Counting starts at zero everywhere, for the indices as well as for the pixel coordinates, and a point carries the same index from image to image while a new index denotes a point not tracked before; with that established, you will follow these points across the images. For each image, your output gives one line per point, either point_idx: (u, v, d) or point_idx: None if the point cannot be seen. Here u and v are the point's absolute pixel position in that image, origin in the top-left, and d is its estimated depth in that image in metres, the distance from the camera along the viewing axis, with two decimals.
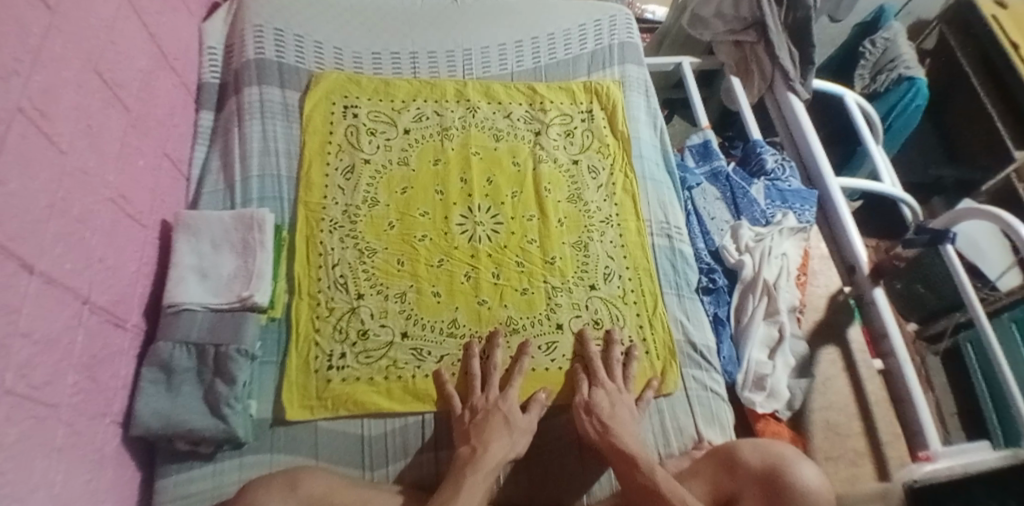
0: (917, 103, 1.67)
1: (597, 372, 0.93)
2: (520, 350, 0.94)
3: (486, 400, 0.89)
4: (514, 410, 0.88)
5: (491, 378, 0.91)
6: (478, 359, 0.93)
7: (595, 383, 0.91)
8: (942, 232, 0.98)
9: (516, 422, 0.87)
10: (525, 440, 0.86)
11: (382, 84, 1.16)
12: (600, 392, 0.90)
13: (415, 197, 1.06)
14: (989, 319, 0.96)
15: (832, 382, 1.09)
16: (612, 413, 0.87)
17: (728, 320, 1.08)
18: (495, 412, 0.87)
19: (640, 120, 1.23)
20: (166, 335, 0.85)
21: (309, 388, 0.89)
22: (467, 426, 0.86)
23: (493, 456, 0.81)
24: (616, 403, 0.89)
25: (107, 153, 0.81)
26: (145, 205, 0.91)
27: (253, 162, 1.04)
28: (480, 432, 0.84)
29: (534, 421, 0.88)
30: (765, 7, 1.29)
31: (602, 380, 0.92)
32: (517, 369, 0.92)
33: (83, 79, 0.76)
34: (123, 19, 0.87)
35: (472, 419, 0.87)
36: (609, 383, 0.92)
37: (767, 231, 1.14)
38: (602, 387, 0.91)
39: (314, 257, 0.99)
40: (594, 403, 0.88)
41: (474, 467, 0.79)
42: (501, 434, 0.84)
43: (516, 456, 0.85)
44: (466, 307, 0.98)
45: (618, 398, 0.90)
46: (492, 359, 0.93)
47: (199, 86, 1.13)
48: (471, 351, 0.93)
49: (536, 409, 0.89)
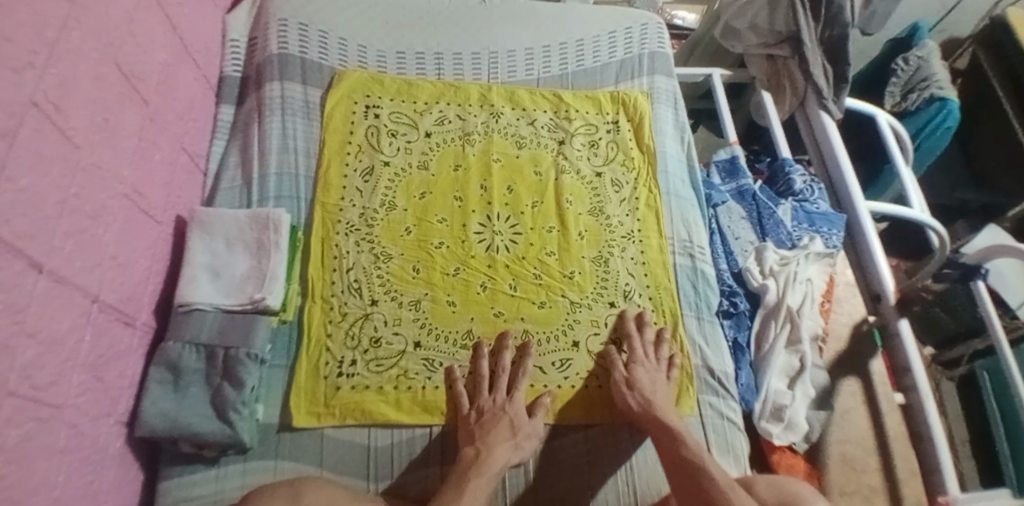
0: (947, 125, 1.64)
1: (634, 349, 0.94)
2: (523, 351, 0.94)
3: (493, 402, 0.88)
4: (519, 413, 0.88)
5: (499, 380, 0.90)
6: (487, 360, 0.92)
7: (631, 361, 0.93)
8: (974, 268, 0.97)
9: (522, 427, 0.86)
10: (529, 445, 0.86)
11: (405, 84, 1.13)
12: (639, 370, 0.92)
13: (434, 202, 1.04)
14: (1007, 347, 0.96)
15: (850, 415, 1.05)
16: (654, 389, 0.89)
17: (748, 346, 1.05)
18: (502, 415, 0.86)
19: (667, 134, 1.19)
20: (176, 334, 0.84)
21: (317, 395, 0.88)
22: (472, 426, 0.86)
23: (497, 461, 0.80)
24: (656, 381, 0.91)
25: (123, 148, 0.79)
26: (160, 201, 0.89)
27: (271, 160, 1.02)
28: (485, 434, 0.84)
29: (540, 426, 0.88)
30: (801, 21, 1.25)
31: (639, 356, 0.93)
32: (518, 370, 0.92)
33: (100, 71, 0.75)
34: (146, 10, 0.85)
35: (478, 419, 0.87)
36: (644, 360, 0.93)
37: (792, 255, 1.11)
38: (641, 364, 0.93)
39: (328, 260, 0.97)
40: (635, 380, 0.90)
41: (478, 470, 0.79)
42: (504, 437, 0.84)
43: (519, 459, 0.84)
44: (481, 320, 0.96)
45: (656, 375, 0.92)
46: (501, 359, 0.92)
47: (219, 80, 1.11)
48: (480, 351, 0.92)
49: (541, 414, 0.89)
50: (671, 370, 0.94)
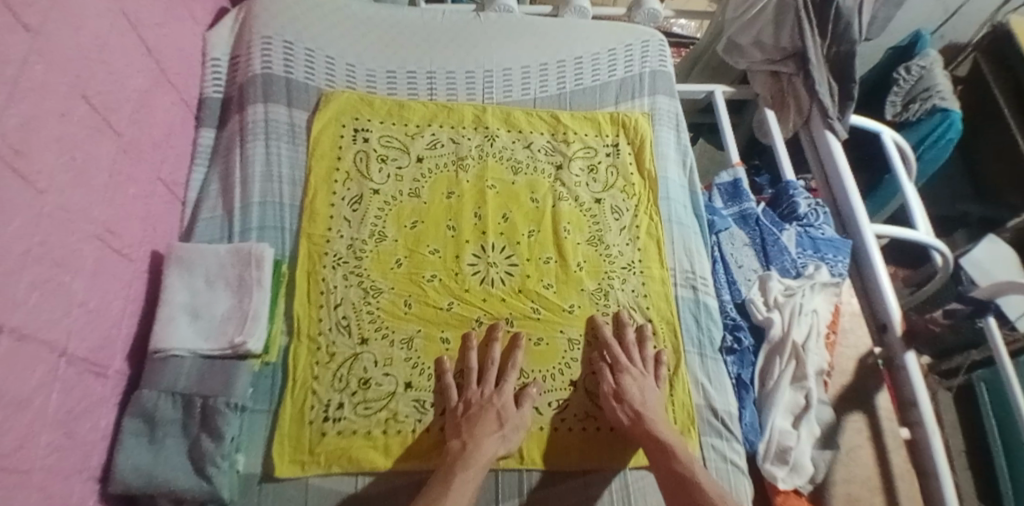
0: (950, 137, 1.61)
1: (618, 356, 0.92)
2: (512, 344, 0.92)
3: (481, 394, 0.87)
4: (508, 405, 0.86)
5: (487, 373, 0.89)
6: (476, 351, 0.91)
7: (620, 370, 0.90)
8: (984, 305, 0.95)
9: (509, 418, 0.85)
10: (517, 436, 0.85)
11: (396, 106, 1.08)
12: (627, 379, 0.89)
13: (426, 232, 1.00)
14: (1008, 359, 0.93)
15: (855, 453, 1.02)
16: (644, 400, 0.87)
17: (751, 383, 1.00)
18: (489, 407, 0.85)
19: (670, 158, 1.15)
20: (152, 382, 0.79)
21: (302, 441, 0.83)
22: (459, 419, 0.85)
23: (484, 452, 0.80)
24: (644, 389, 0.89)
25: (93, 186, 0.74)
26: (135, 237, 0.84)
27: (255, 188, 0.97)
28: (472, 427, 0.83)
29: (527, 417, 0.86)
30: (808, 38, 1.21)
31: (625, 365, 0.91)
32: (508, 364, 0.90)
33: (67, 106, 0.69)
34: (118, 33, 0.80)
35: (465, 412, 0.86)
36: (634, 368, 0.91)
37: (797, 285, 1.07)
38: (629, 373, 0.90)
39: (315, 296, 0.92)
40: (624, 391, 0.88)
41: (464, 463, 0.79)
42: (491, 429, 0.83)
43: (507, 451, 0.83)
44: (471, 332, 0.94)
45: (646, 383, 0.90)
46: (491, 353, 0.91)
47: (199, 101, 1.05)
48: (468, 343, 0.91)
49: (527, 405, 0.87)
50: (658, 372, 0.93)
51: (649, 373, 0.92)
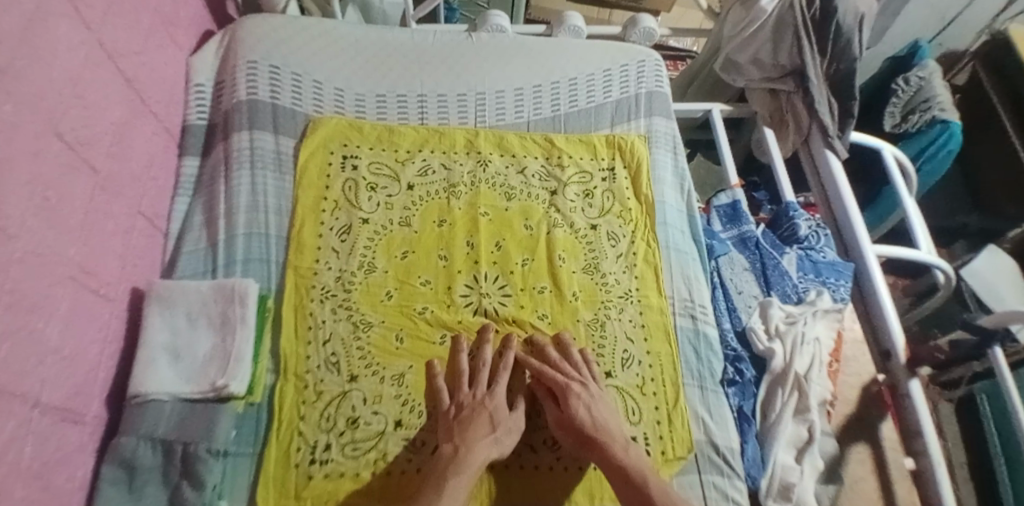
0: (950, 148, 1.57)
1: (560, 379, 0.87)
2: (503, 346, 0.91)
3: (473, 397, 0.86)
4: (499, 409, 0.85)
5: (479, 375, 0.88)
6: (466, 355, 0.89)
7: (565, 392, 0.85)
8: (992, 333, 0.93)
9: (502, 422, 0.84)
10: (509, 439, 0.83)
11: (386, 131, 1.06)
12: (575, 401, 0.85)
13: (417, 263, 0.97)
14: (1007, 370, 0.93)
15: (860, 485, 0.98)
16: (594, 420, 0.83)
17: (754, 415, 0.97)
18: (482, 409, 0.84)
19: (667, 183, 1.12)
20: (130, 428, 0.76)
21: (288, 486, 0.79)
22: (451, 422, 0.83)
23: (476, 456, 0.78)
24: (594, 409, 0.84)
25: (67, 226, 0.71)
26: (113, 276, 0.81)
27: (239, 219, 0.94)
28: (464, 430, 0.81)
29: (520, 420, 0.85)
30: (806, 55, 1.19)
31: (579, 387, 0.86)
32: (501, 365, 0.89)
33: (39, 145, 0.67)
34: (93, 65, 0.77)
35: (457, 415, 0.83)
36: (578, 385, 0.86)
37: (799, 313, 1.04)
38: (580, 394, 0.85)
39: (302, 331, 0.89)
40: (572, 416, 0.84)
41: (457, 469, 0.76)
42: (484, 433, 0.81)
43: (501, 455, 0.82)
44: (463, 331, 0.93)
45: (598, 406, 0.85)
46: (482, 354, 0.89)
47: (182, 129, 1.02)
48: (459, 346, 0.90)
49: (522, 407, 0.87)
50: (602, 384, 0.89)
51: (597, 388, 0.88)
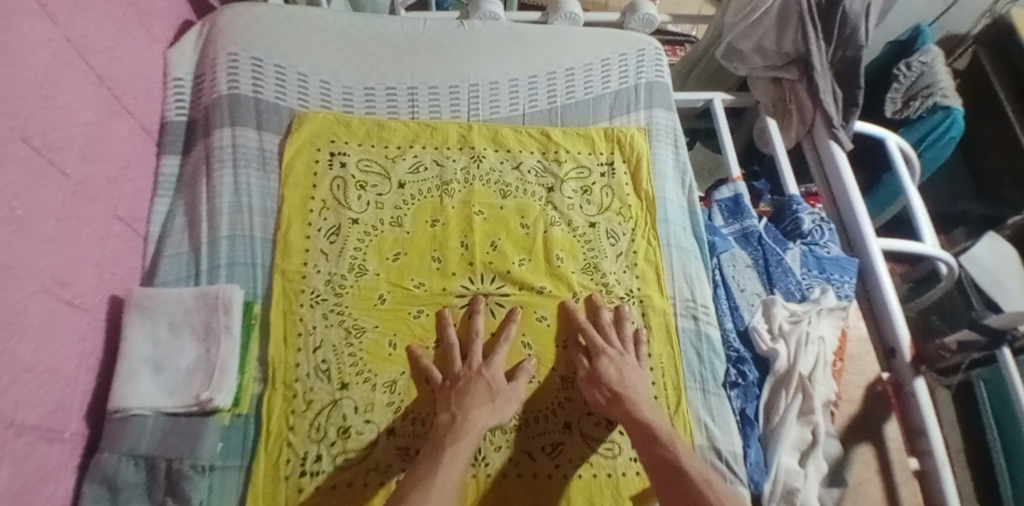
0: (951, 135, 1.52)
1: (595, 341, 0.87)
2: (508, 317, 0.90)
3: (468, 368, 0.84)
4: (497, 377, 0.83)
5: (471, 347, 0.86)
6: (453, 331, 0.88)
7: (597, 353, 0.86)
8: (1000, 335, 0.92)
9: (501, 391, 0.81)
10: (509, 408, 0.81)
11: (375, 126, 1.01)
12: (605, 361, 0.85)
13: (410, 265, 0.93)
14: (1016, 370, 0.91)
15: (864, 487, 0.96)
16: (622, 379, 0.83)
17: (757, 418, 0.95)
18: (477, 379, 0.82)
19: (668, 178, 1.08)
20: (111, 444, 0.74)
21: (277, 499, 0.76)
22: (448, 394, 0.81)
23: (474, 423, 0.76)
24: (623, 369, 0.85)
25: (38, 236, 0.67)
26: (89, 285, 0.77)
27: (223, 221, 0.90)
28: (461, 399, 0.79)
29: (518, 390, 0.83)
30: (811, 43, 1.15)
31: (607, 349, 0.87)
32: (502, 338, 0.87)
33: (4, 153, 0.62)
34: (62, 63, 0.73)
35: (453, 386, 0.82)
36: (611, 349, 0.87)
37: (804, 311, 1.01)
38: (607, 355, 0.86)
39: (291, 338, 0.86)
40: (600, 372, 0.84)
41: (455, 436, 0.75)
42: (482, 401, 0.79)
43: (500, 424, 0.80)
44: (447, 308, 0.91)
45: (629, 368, 0.86)
46: (474, 324, 0.88)
47: (161, 126, 0.98)
48: (443, 324, 0.89)
49: (522, 377, 0.84)
50: (639, 351, 0.90)
51: (629, 352, 0.89)
